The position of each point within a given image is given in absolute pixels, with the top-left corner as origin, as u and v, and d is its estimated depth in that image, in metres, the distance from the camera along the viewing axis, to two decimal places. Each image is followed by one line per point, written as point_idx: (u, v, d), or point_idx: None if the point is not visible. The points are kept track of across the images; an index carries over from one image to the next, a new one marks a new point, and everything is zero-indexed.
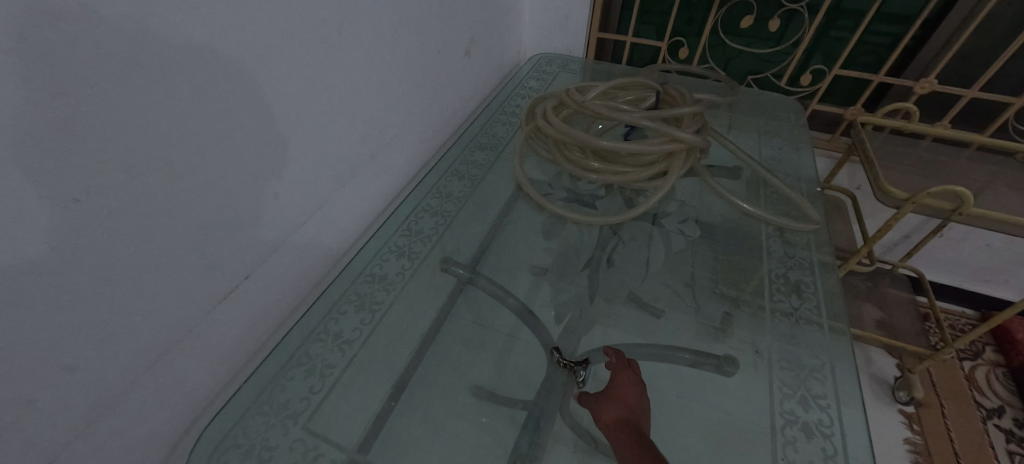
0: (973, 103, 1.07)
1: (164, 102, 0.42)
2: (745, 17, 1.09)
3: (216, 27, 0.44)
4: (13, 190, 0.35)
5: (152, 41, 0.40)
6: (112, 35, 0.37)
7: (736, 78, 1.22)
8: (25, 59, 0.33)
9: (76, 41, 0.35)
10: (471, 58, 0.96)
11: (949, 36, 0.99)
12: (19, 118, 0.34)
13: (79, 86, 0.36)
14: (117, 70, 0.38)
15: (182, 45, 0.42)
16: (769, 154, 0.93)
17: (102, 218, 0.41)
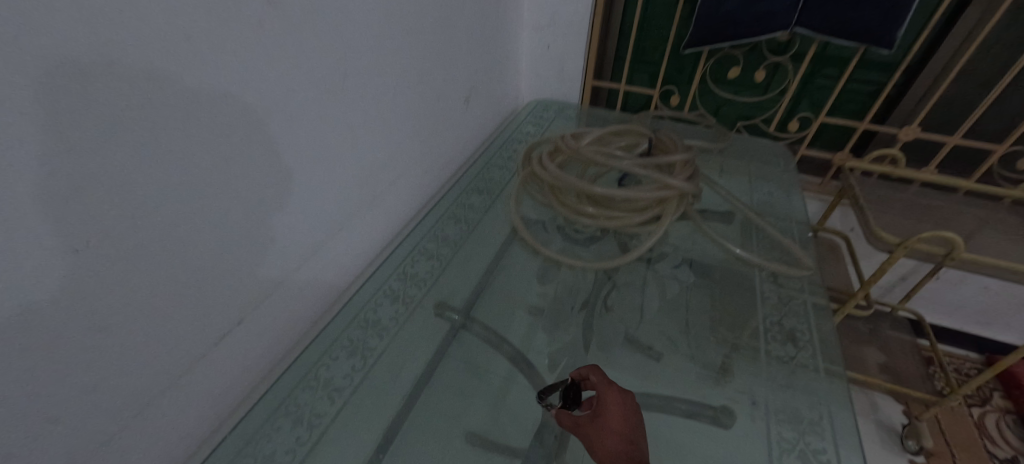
0: (957, 150, 1.10)
1: (172, 152, 0.43)
2: (732, 68, 1.15)
3: (226, 83, 0.46)
4: (17, 243, 0.34)
5: (167, 98, 0.41)
6: (130, 96, 0.38)
7: (727, 124, 1.26)
8: (49, 120, 0.34)
9: (94, 99, 0.36)
10: (469, 105, 1.00)
11: (929, 86, 1.03)
12: (35, 176, 0.34)
13: (92, 142, 0.37)
14: (132, 127, 0.39)
15: (195, 102, 0.44)
16: (760, 199, 0.94)
17: (105, 267, 0.41)
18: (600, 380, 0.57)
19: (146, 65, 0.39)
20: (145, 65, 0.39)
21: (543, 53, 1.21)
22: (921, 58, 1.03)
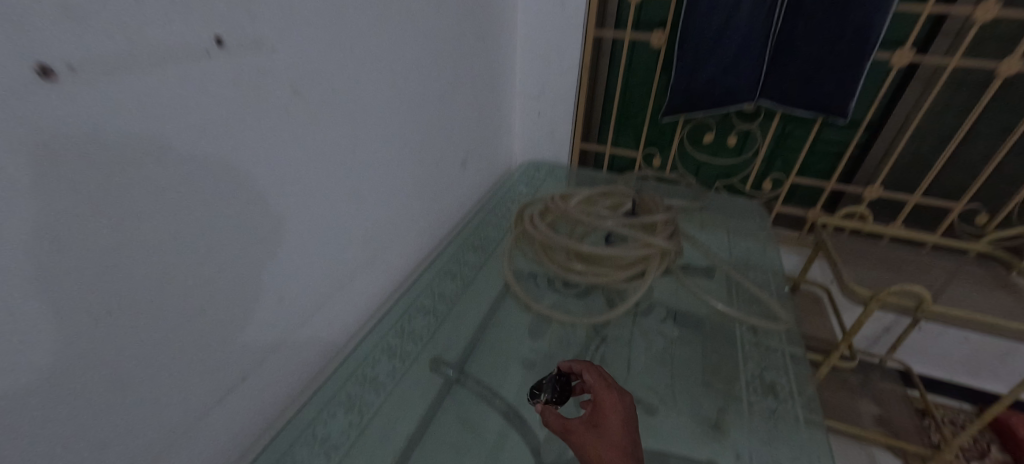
0: (919, 207, 1.18)
1: (202, 219, 0.47)
2: (706, 134, 1.25)
3: (254, 155, 0.51)
4: (56, 304, 0.37)
5: (202, 170, 0.46)
6: (173, 171, 0.43)
7: (707, 184, 1.35)
8: (100, 193, 0.38)
9: (140, 173, 0.40)
10: (466, 169, 1.08)
11: (885, 149, 1.12)
12: (80, 244, 0.37)
13: (132, 211, 0.40)
14: (169, 197, 0.43)
15: (225, 174, 0.48)
16: (739, 255, 1.00)
17: (148, 330, 0.44)
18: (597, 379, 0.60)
19: (188, 143, 0.44)
20: (187, 143, 0.44)
21: (534, 120, 1.32)
22: (875, 124, 1.13)
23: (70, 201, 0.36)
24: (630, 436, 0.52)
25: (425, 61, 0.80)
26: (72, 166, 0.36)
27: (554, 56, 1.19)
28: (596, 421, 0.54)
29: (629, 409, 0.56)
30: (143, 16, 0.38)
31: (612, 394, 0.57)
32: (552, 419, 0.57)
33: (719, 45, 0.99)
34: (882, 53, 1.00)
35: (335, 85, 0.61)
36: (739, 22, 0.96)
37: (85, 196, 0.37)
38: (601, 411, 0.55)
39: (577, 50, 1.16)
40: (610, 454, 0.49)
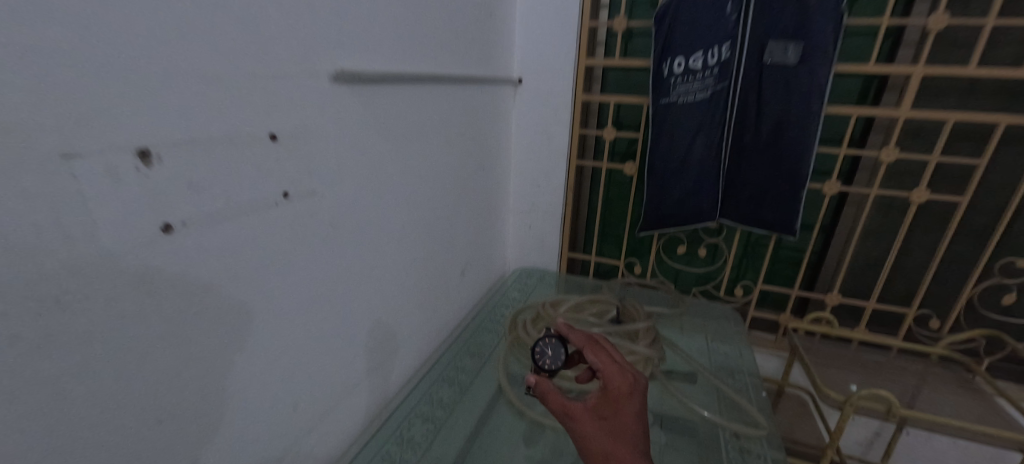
0: (878, 312, 1.29)
1: (241, 335, 0.55)
2: (679, 245, 1.40)
3: (291, 279, 0.62)
4: (121, 415, 0.44)
5: (249, 295, 0.56)
6: (230, 296, 0.53)
7: (685, 289, 1.47)
8: (177, 318, 0.47)
9: (206, 301, 0.50)
10: (465, 276, 1.19)
11: (836, 261, 1.27)
12: (153, 362, 0.45)
13: (194, 332, 0.49)
14: (222, 319, 0.52)
15: (264, 297, 0.58)
16: (718, 359, 1.07)
17: (181, 441, 0.50)
18: (609, 365, 0.61)
19: (244, 272, 0.54)
20: (244, 273, 0.54)
21: (525, 231, 1.48)
22: (824, 239, 1.29)
23: (156, 326, 0.45)
24: (637, 425, 0.56)
25: (433, 191, 0.95)
26: (164, 297, 0.46)
27: (542, 179, 1.38)
28: (602, 408, 0.58)
29: (638, 393, 0.58)
30: (236, 181, 0.51)
31: (623, 380, 0.59)
32: (555, 402, 0.62)
33: (679, 177, 1.18)
34: (814, 182, 1.21)
35: (362, 217, 0.74)
36: (693, 159, 1.15)
37: (166, 321, 0.46)
38: (610, 396, 0.58)
39: (561, 175, 1.36)
40: (611, 444, 0.54)
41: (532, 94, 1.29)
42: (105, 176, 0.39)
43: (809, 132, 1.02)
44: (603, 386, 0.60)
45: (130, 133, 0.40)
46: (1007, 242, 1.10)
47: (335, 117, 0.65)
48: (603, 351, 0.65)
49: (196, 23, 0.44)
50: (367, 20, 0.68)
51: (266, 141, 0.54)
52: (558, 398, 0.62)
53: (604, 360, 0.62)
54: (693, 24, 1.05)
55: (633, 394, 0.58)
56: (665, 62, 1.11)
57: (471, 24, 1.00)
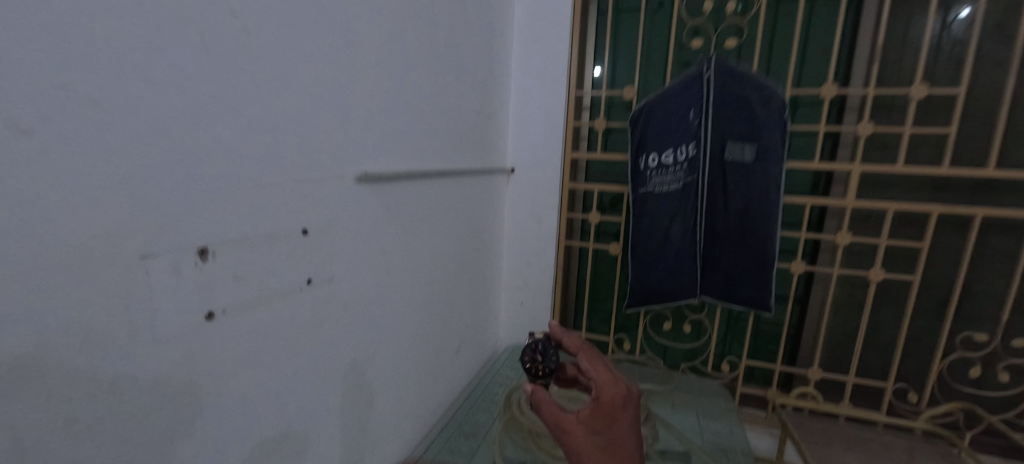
0: (859, 386, 1.33)
1: (254, 417, 0.57)
2: (665, 322, 1.46)
3: (303, 361, 0.65)
4: None
5: (266, 377, 0.59)
6: (250, 378, 0.56)
7: (673, 365, 1.49)
8: (205, 400, 0.50)
9: (230, 383, 0.53)
10: (459, 354, 1.21)
11: (813, 336, 1.33)
12: (178, 443, 0.48)
13: (215, 414, 0.52)
14: (240, 401, 0.55)
15: (278, 379, 0.61)
16: (710, 437, 1.09)
17: None
18: (601, 373, 0.57)
19: (265, 355, 0.58)
20: (264, 355, 0.58)
21: (517, 308, 1.52)
22: (799, 315, 1.36)
23: (186, 407, 0.48)
24: (633, 439, 0.53)
25: (434, 273, 1.02)
26: (196, 380, 0.49)
27: (534, 258, 1.47)
28: (594, 420, 0.53)
29: (632, 405, 0.55)
30: (269, 270, 0.58)
31: (617, 392, 0.55)
32: (549, 412, 0.57)
33: (660, 257, 1.28)
34: (782, 262, 1.32)
35: (369, 300, 0.79)
36: (672, 241, 1.26)
37: (195, 403, 0.49)
38: (602, 408, 0.54)
39: (551, 255, 1.45)
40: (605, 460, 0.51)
41: (523, 182, 1.42)
42: (169, 271, 0.45)
43: (770, 218, 1.15)
44: (594, 395, 0.55)
45: (195, 233, 0.48)
46: (963, 317, 1.19)
47: (355, 211, 0.73)
48: (597, 359, 0.61)
49: (256, 143, 0.54)
50: (388, 131, 0.80)
51: (299, 235, 0.62)
52: (549, 407, 0.58)
53: (597, 368, 0.58)
54: (662, 127, 1.22)
55: (627, 405, 0.54)
56: (642, 157, 1.26)
57: (473, 126, 1.14)
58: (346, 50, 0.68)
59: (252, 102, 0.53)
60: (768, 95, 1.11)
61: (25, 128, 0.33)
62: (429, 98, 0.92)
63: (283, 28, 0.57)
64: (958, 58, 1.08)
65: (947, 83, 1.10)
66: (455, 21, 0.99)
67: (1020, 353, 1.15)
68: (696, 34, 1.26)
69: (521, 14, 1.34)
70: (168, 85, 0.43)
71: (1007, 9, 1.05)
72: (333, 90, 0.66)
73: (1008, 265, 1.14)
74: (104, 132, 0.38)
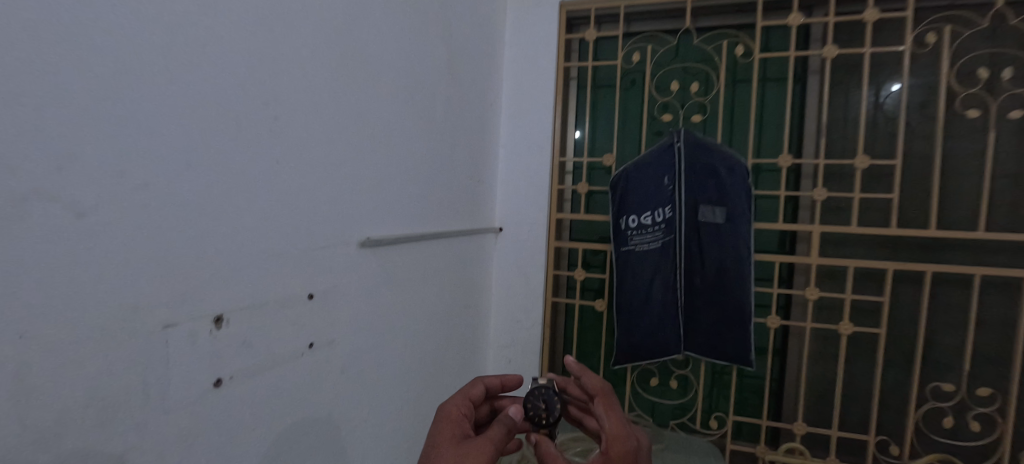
0: (843, 440, 1.35)
1: None
2: (652, 378, 1.48)
3: (299, 429, 0.65)
4: None
5: (266, 445, 0.58)
6: (250, 447, 0.56)
7: (663, 423, 1.49)
8: None
9: (231, 453, 0.53)
10: None
11: (794, 389, 1.37)
12: None
13: None
14: None
15: (276, 447, 0.60)
16: None
17: None
18: (612, 425, 0.57)
19: (265, 422, 0.58)
20: (264, 422, 0.58)
21: (505, 366, 1.52)
22: (779, 368, 1.40)
23: None
24: None
25: (426, 332, 1.03)
26: (201, 449, 0.49)
27: (521, 315, 1.49)
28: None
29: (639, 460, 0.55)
30: (275, 335, 0.59)
31: (627, 446, 0.55)
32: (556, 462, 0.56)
33: (644, 313, 1.32)
34: (759, 316, 1.38)
35: (365, 362, 0.80)
36: (655, 298, 1.31)
37: None
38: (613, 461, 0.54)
39: (538, 312, 1.48)
40: None
41: (511, 241, 1.48)
42: (186, 339, 0.47)
43: (744, 275, 1.22)
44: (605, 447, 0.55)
45: (212, 300, 0.50)
46: (930, 367, 1.26)
47: (356, 274, 0.76)
48: (614, 407, 0.60)
49: (273, 214, 0.58)
50: (390, 197, 0.85)
51: (304, 299, 0.65)
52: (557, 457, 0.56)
53: (609, 419, 0.58)
54: (640, 190, 1.32)
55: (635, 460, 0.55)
56: (622, 218, 1.35)
57: (465, 190, 1.21)
58: (357, 128, 0.75)
59: (272, 178, 0.58)
60: (732, 163, 1.23)
61: (79, 211, 0.37)
62: (427, 166, 0.99)
63: (305, 113, 0.63)
64: (892, 132, 1.24)
65: (886, 154, 1.25)
66: (452, 97, 1.09)
67: (986, 402, 1.21)
68: (665, 109, 1.41)
69: (508, 88, 1.47)
70: (203, 169, 0.48)
71: (925, 93, 1.22)
72: (344, 163, 0.72)
73: (961, 317, 1.23)
74: (146, 212, 0.43)
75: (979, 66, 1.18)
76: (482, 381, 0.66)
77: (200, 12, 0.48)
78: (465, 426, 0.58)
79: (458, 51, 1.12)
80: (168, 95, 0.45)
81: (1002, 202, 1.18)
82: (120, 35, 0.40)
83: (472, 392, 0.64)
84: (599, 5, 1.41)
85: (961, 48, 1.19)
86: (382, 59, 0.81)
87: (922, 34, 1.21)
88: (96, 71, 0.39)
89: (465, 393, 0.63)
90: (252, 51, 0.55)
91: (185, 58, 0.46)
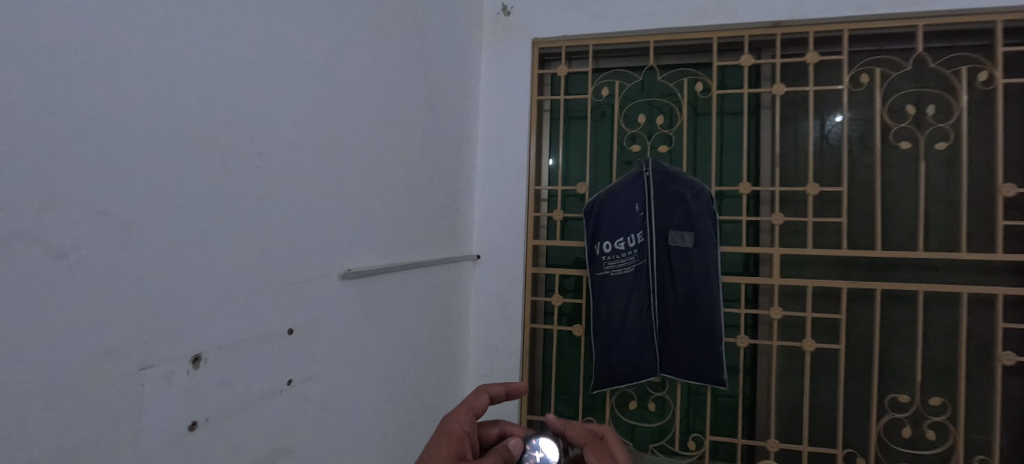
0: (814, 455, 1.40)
1: None
2: (630, 401, 1.50)
3: None
4: None
5: None
6: None
7: (642, 446, 1.49)
8: None
9: None
10: None
11: (766, 406, 1.41)
12: None
13: None
14: None
15: None
16: None
17: None
18: None
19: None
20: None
21: None
22: (751, 387, 1.44)
23: None
24: None
25: (405, 364, 1.01)
26: None
27: (500, 343, 1.49)
28: None
29: None
30: (252, 373, 0.58)
31: None
32: None
33: (620, 337, 1.34)
34: (728, 336, 1.43)
35: (344, 396, 0.78)
36: (630, 321, 1.34)
37: None
38: None
39: (517, 338, 1.48)
40: None
41: (488, 268, 1.49)
42: (161, 382, 0.46)
43: (713, 297, 1.27)
44: None
45: (190, 341, 0.49)
46: (887, 379, 1.33)
47: (336, 306, 0.75)
48: None
49: (254, 248, 0.58)
50: (369, 228, 0.85)
51: (283, 335, 0.64)
52: None
53: None
54: (613, 217, 1.36)
55: None
56: (597, 244, 1.39)
57: (443, 218, 1.22)
58: (339, 161, 0.76)
59: (254, 212, 0.58)
60: (698, 191, 1.30)
61: (59, 251, 0.37)
62: (406, 197, 1.00)
63: (288, 147, 0.64)
64: (837, 161, 1.35)
65: (833, 181, 1.36)
66: (430, 129, 1.12)
67: (938, 411, 1.29)
68: (633, 139, 1.49)
69: (484, 120, 1.52)
70: (187, 204, 0.48)
71: (863, 126, 1.35)
72: (325, 195, 0.72)
73: (910, 331, 1.32)
74: (128, 249, 0.42)
75: (907, 103, 1.32)
76: (489, 392, 0.61)
77: (188, 53, 0.49)
78: (463, 444, 0.57)
79: (437, 85, 1.16)
80: (153, 134, 0.45)
81: (936, 224, 1.30)
82: (108, 78, 0.42)
83: (477, 405, 0.60)
84: (569, 43, 1.50)
85: (890, 87, 1.33)
86: (364, 94, 0.83)
87: (857, 74, 1.35)
88: (82, 113, 0.40)
89: (468, 404, 0.60)
90: (239, 89, 0.56)
91: (173, 98, 0.48)
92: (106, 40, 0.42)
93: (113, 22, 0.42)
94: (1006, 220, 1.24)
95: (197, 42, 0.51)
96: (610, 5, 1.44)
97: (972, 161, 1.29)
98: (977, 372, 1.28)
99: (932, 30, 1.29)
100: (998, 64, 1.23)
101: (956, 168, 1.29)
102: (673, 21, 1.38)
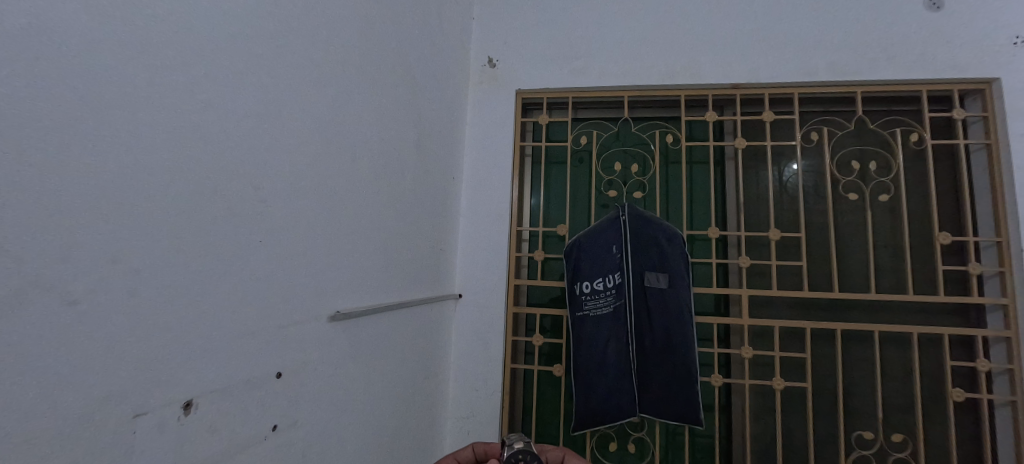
0: None
1: None
2: (611, 442, 1.49)
3: None
4: None
5: None
6: None
7: None
8: None
9: None
10: None
11: (741, 446, 1.43)
12: None
13: None
14: None
15: None
16: None
17: None
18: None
19: None
20: None
21: (463, 438, 1.46)
22: (727, 427, 1.46)
23: None
24: None
25: (388, 407, 1.00)
26: None
27: (480, 383, 1.48)
28: None
29: None
30: (240, 416, 0.58)
31: None
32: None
33: (599, 378, 1.36)
34: (704, 375, 1.47)
35: (325, 445, 0.76)
36: (610, 361, 1.36)
37: None
38: None
39: (497, 378, 1.47)
40: None
41: (469, 307, 1.51)
42: (153, 429, 0.46)
43: (688, 337, 1.32)
44: None
45: (183, 385, 0.50)
46: (852, 417, 1.39)
47: (324, 347, 0.76)
48: None
49: (251, 291, 0.60)
50: (358, 271, 0.87)
51: (272, 378, 0.64)
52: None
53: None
54: (592, 258, 1.41)
55: None
56: (577, 284, 1.42)
57: (427, 258, 1.24)
58: (334, 207, 0.79)
59: (254, 258, 0.60)
60: (670, 234, 1.38)
61: (73, 299, 0.40)
62: (395, 238, 1.03)
63: (289, 196, 0.68)
64: (794, 208, 1.47)
65: (793, 227, 1.47)
66: (418, 173, 1.16)
67: (901, 447, 1.35)
68: (610, 185, 1.58)
69: (470, 162, 1.58)
70: (195, 249, 0.51)
71: (816, 178, 1.48)
72: (317, 241, 0.74)
73: (869, 367, 1.40)
74: (136, 294, 0.45)
75: (851, 159, 1.47)
76: None
77: (205, 110, 0.53)
78: None
79: (427, 133, 1.23)
80: (170, 185, 0.49)
81: (885, 268, 1.41)
82: (135, 134, 0.45)
83: None
84: (549, 95, 1.61)
85: (837, 145, 1.48)
86: (358, 143, 0.87)
87: (807, 132, 1.50)
88: (106, 168, 0.43)
89: None
90: (247, 142, 0.60)
91: (189, 150, 0.51)
92: (135, 99, 0.45)
93: (142, 86, 0.46)
94: (945, 264, 1.36)
95: (213, 100, 0.55)
96: (587, 63, 1.56)
97: (912, 211, 1.43)
98: (931, 408, 1.35)
99: (868, 96, 1.46)
100: (926, 128, 1.39)
101: (898, 217, 1.42)
102: (644, 80, 1.51)
